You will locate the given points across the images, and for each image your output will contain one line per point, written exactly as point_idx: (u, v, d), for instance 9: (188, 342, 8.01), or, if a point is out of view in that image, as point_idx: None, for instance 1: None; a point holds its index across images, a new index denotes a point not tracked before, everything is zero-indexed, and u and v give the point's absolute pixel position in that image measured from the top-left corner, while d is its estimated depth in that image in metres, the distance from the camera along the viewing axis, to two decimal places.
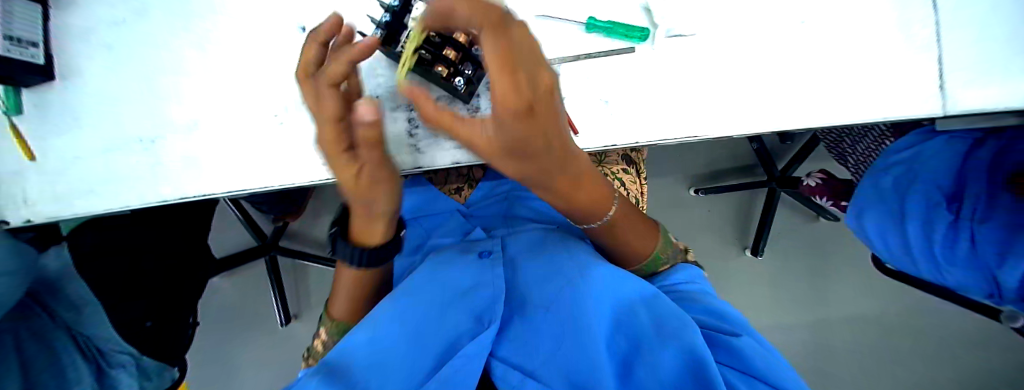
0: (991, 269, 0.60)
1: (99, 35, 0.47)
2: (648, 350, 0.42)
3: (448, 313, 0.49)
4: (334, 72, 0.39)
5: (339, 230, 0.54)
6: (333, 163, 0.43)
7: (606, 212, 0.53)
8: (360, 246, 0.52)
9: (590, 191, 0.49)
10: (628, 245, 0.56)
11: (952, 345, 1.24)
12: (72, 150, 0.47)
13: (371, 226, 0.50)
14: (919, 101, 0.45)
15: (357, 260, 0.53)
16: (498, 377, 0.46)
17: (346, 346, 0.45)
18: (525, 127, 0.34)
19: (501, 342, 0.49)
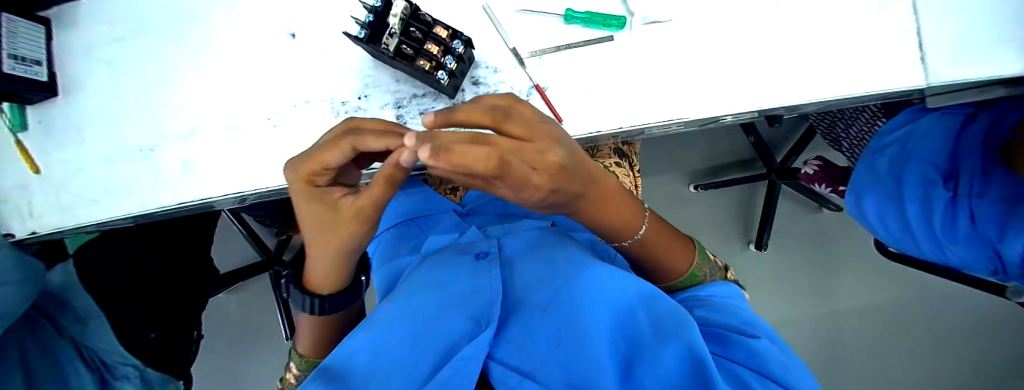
0: (993, 243, 0.60)
1: (99, 51, 0.49)
2: (650, 349, 0.41)
3: (445, 316, 0.48)
4: (340, 147, 0.34)
5: (291, 273, 0.51)
6: (314, 216, 0.39)
7: (637, 231, 0.52)
8: (314, 295, 0.49)
9: (619, 211, 0.49)
10: (660, 260, 0.55)
11: (969, 331, 1.21)
12: (75, 162, 0.49)
13: (331, 273, 0.46)
14: (899, 73, 0.45)
15: (312, 309, 0.50)
16: (495, 379, 0.43)
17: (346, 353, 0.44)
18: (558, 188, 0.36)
19: (497, 344, 0.47)
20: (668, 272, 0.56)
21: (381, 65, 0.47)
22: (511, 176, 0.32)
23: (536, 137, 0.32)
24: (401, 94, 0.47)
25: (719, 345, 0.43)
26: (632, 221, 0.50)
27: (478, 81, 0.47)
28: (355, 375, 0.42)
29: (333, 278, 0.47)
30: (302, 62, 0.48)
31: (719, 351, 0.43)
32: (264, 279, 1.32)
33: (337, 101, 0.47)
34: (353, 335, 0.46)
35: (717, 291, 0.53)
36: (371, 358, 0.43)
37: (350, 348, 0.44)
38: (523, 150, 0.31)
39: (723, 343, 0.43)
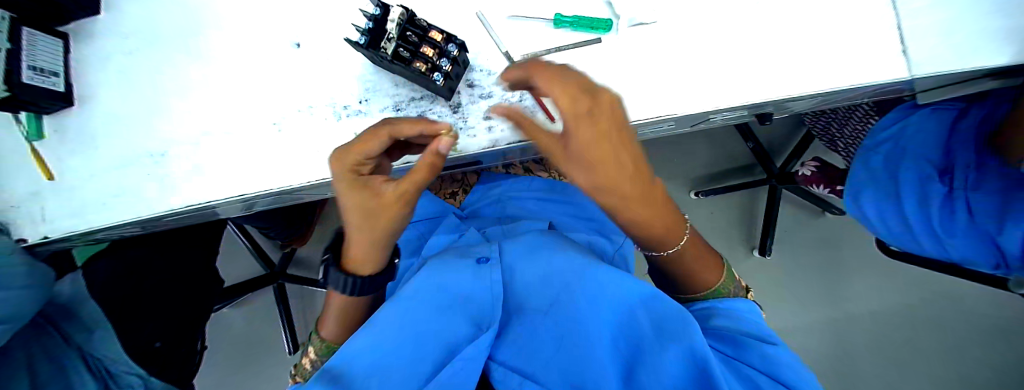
0: (992, 235, 0.60)
1: (114, 63, 0.51)
2: (652, 348, 0.39)
3: (447, 320, 0.46)
4: (381, 135, 0.40)
5: (332, 255, 0.54)
6: (356, 202, 0.43)
7: (680, 241, 0.50)
8: (353, 276, 0.52)
9: (663, 219, 0.46)
10: (688, 271, 0.53)
11: (982, 335, 1.19)
12: (88, 168, 0.51)
13: (370, 255, 0.49)
14: (880, 67, 0.46)
15: (346, 289, 0.52)
16: (496, 382, 0.42)
17: (351, 351, 0.41)
18: (606, 145, 0.36)
19: (499, 345, 0.46)
20: (695, 286, 0.53)
21: (381, 70, 0.49)
22: (577, 108, 0.34)
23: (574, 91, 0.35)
24: (400, 98, 0.49)
25: (730, 347, 0.43)
26: (675, 230, 0.49)
27: (473, 84, 0.50)
28: (356, 379, 0.39)
29: (373, 259, 0.50)
30: (305, 69, 0.50)
31: (731, 353, 0.42)
32: (268, 293, 1.33)
33: (338, 106, 0.49)
34: (356, 334, 0.43)
35: (739, 305, 0.49)
36: (372, 361, 0.40)
37: (353, 349, 0.42)
38: (574, 99, 0.34)
39: (734, 346, 0.43)
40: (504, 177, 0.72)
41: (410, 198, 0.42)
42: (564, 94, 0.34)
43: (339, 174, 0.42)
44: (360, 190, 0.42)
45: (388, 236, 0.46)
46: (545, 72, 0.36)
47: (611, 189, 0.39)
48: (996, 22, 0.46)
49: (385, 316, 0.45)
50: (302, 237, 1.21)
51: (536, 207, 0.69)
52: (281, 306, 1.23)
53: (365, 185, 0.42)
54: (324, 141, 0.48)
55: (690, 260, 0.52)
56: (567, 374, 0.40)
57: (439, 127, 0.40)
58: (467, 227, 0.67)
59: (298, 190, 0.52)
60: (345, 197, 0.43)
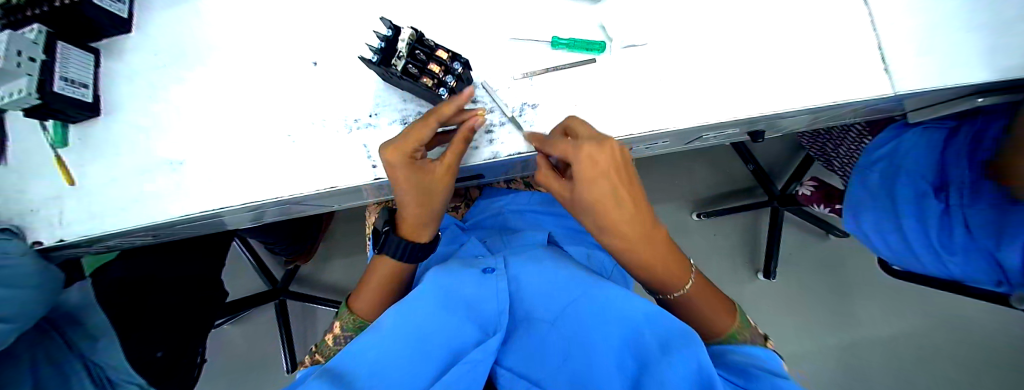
0: (992, 251, 0.59)
1: (142, 78, 0.55)
2: (656, 362, 0.36)
3: (451, 326, 0.44)
4: (432, 124, 0.45)
5: (392, 227, 0.59)
6: (413, 183, 0.48)
7: (684, 285, 0.53)
8: (412, 241, 0.58)
9: (656, 253, 0.50)
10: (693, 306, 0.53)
11: (998, 365, 1.15)
12: (108, 174, 0.53)
13: (424, 220, 0.56)
14: (863, 86, 0.48)
15: (403, 255, 0.58)
16: (501, 385, 0.44)
17: (351, 353, 0.41)
18: (627, 200, 0.45)
19: (506, 351, 0.45)
20: (708, 331, 0.52)
21: (390, 86, 0.52)
22: (593, 168, 0.42)
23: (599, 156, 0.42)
24: (407, 112, 0.51)
25: (741, 378, 0.39)
26: (675, 272, 0.52)
27: (476, 99, 0.52)
28: (357, 377, 0.39)
29: (425, 225, 0.57)
30: (319, 84, 0.53)
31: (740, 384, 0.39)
32: (269, 310, 1.33)
33: (349, 119, 0.52)
34: (361, 335, 0.43)
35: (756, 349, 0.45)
36: (372, 362, 0.40)
37: (352, 350, 0.41)
38: (595, 160, 0.42)
39: (745, 378, 0.39)
40: (504, 193, 0.74)
41: (455, 169, 0.50)
42: (587, 159, 0.42)
43: (396, 166, 0.46)
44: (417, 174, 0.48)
45: (438, 201, 0.53)
46: (565, 144, 0.43)
47: (619, 228, 0.47)
48: (970, 44, 0.48)
49: (385, 317, 0.44)
50: (306, 254, 1.21)
51: (537, 219, 0.70)
52: (281, 323, 1.22)
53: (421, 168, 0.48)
54: (334, 150, 0.51)
55: (698, 301, 0.53)
56: (575, 380, 0.39)
57: (474, 106, 0.47)
58: (465, 237, 0.67)
59: (307, 198, 0.54)
60: (401, 181, 0.48)
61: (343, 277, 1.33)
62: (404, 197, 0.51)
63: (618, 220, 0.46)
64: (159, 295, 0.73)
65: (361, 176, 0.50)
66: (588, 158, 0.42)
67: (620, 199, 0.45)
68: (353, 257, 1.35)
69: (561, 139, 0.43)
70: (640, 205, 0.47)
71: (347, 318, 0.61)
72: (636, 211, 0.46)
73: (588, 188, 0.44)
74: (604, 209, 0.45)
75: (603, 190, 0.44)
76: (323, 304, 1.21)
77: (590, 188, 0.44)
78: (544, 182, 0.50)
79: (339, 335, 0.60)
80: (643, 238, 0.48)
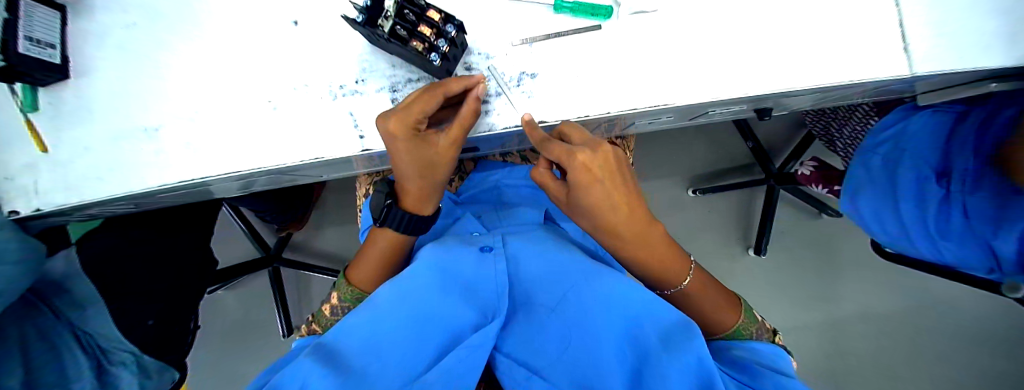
0: (988, 240, 0.58)
1: (112, 38, 0.51)
2: (657, 358, 0.37)
3: (449, 305, 0.43)
4: (437, 96, 0.43)
5: (394, 200, 0.54)
6: (415, 156, 0.46)
7: (680, 282, 0.52)
8: (415, 215, 0.54)
9: (655, 253, 0.50)
10: (691, 299, 0.53)
11: (974, 342, 1.20)
12: (82, 141, 0.51)
13: (426, 192, 0.53)
14: (880, 65, 0.46)
15: (401, 226, 0.54)
16: (501, 372, 0.43)
17: (344, 329, 0.41)
18: (625, 202, 0.45)
19: (505, 336, 0.45)
20: (709, 325, 0.52)
21: (379, 50, 0.49)
22: (590, 175, 0.42)
23: (594, 164, 0.42)
24: (397, 79, 0.48)
25: (744, 375, 0.42)
26: (672, 268, 0.51)
27: (471, 67, 0.49)
28: (351, 356, 0.39)
29: (427, 198, 0.54)
30: (303, 47, 0.49)
31: (744, 380, 0.41)
32: (263, 277, 1.33)
33: (334, 85, 0.49)
34: (351, 312, 0.42)
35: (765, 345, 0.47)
36: (364, 342, 0.40)
37: (345, 328, 0.41)
38: (590, 169, 0.42)
39: (748, 374, 0.42)
40: (499, 166, 0.72)
41: (460, 145, 0.48)
42: (583, 168, 0.42)
43: (398, 138, 0.44)
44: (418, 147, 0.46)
45: (439, 174, 0.51)
46: (560, 149, 0.42)
47: (613, 228, 0.46)
48: (992, 25, 0.46)
49: (380, 294, 0.43)
50: (299, 222, 1.20)
51: (535, 196, 0.68)
52: (276, 289, 1.23)
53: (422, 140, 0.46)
54: (320, 119, 0.48)
55: (697, 298, 0.53)
56: (576, 373, 0.40)
57: (480, 79, 0.45)
58: (460, 210, 0.66)
59: (295, 169, 0.51)
60: (402, 151, 0.46)
61: (337, 245, 1.33)
62: (404, 169, 0.49)
63: (612, 224, 0.46)
64: (150, 263, 0.72)
65: (348, 147, 0.48)
66: (583, 166, 0.41)
67: (617, 206, 0.44)
68: (346, 225, 1.34)
69: (558, 145, 0.42)
70: (635, 206, 0.46)
71: (344, 290, 0.60)
72: (630, 212, 0.46)
73: (582, 193, 0.44)
74: (598, 213, 0.45)
75: (598, 195, 0.43)
76: (318, 271, 1.21)
77: (585, 195, 0.43)
78: (541, 184, 0.49)
79: (338, 305, 0.60)
80: (639, 242, 0.48)
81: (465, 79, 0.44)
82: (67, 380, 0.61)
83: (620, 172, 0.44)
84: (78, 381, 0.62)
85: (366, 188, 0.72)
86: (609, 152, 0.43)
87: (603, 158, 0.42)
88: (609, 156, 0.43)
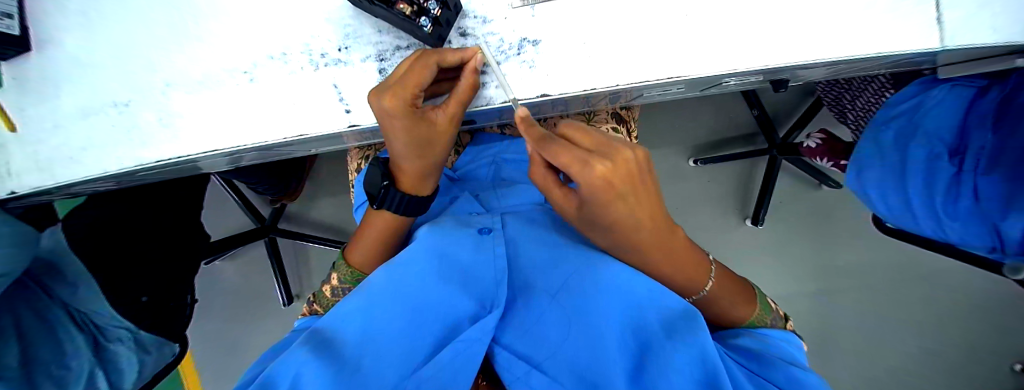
0: (994, 221, 0.57)
1: (74, 4, 0.46)
2: (660, 349, 0.37)
3: (444, 294, 0.42)
4: (430, 64, 0.39)
5: (391, 182, 0.51)
6: (413, 135, 0.43)
7: (702, 288, 0.48)
8: (412, 195, 0.52)
9: (683, 269, 0.46)
10: (714, 306, 0.49)
11: (962, 311, 1.22)
12: (51, 119, 0.47)
13: (428, 172, 0.50)
14: (910, 36, 0.43)
15: (398, 209, 0.52)
16: (501, 366, 0.43)
17: (339, 315, 0.40)
18: (649, 217, 0.41)
19: (504, 327, 0.44)
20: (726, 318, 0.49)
21: (363, 15, 0.44)
22: (607, 191, 0.37)
23: (613, 178, 0.36)
24: (383, 46, 0.44)
25: (754, 364, 0.41)
26: (692, 276, 0.47)
27: (466, 33, 0.45)
28: (346, 345, 0.38)
29: (424, 178, 0.51)
30: (279, 11, 0.45)
31: (755, 369, 0.41)
32: (259, 247, 1.32)
33: (315, 53, 0.45)
34: (346, 297, 0.41)
35: (774, 330, 0.47)
36: (362, 328, 0.39)
37: (341, 314, 0.40)
38: (608, 184, 0.36)
39: (760, 363, 0.41)
40: (497, 139, 0.68)
41: (459, 120, 0.45)
42: (600, 180, 0.36)
43: (394, 115, 0.41)
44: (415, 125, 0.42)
45: (437, 154, 0.48)
46: (570, 155, 0.36)
47: (635, 243, 0.43)
48: None
49: (374, 280, 0.42)
50: (293, 193, 1.18)
51: None
52: (273, 260, 1.22)
53: (417, 118, 0.42)
54: (303, 93, 0.45)
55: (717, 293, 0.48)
56: (577, 367, 0.40)
57: (474, 52, 0.41)
58: (458, 191, 0.63)
59: (279, 146, 0.48)
60: (401, 130, 0.42)
61: (332, 215, 1.31)
62: (400, 148, 0.46)
63: (636, 241, 0.42)
64: (139, 241, 0.70)
65: (333, 123, 0.45)
66: (600, 180, 0.36)
67: (640, 222, 0.41)
68: (341, 195, 1.31)
69: (567, 150, 0.37)
70: (660, 220, 0.42)
71: (343, 270, 0.59)
72: (655, 229, 0.42)
73: (604, 210, 0.39)
74: (621, 230, 0.41)
75: (622, 210, 0.39)
76: (314, 242, 1.20)
77: (603, 212, 0.39)
78: (543, 189, 0.43)
79: (338, 287, 0.59)
80: (662, 255, 0.44)
81: (456, 50, 0.40)
82: (64, 357, 0.62)
83: (643, 180, 0.39)
84: (75, 358, 0.63)
85: (358, 163, 0.69)
86: (628, 157, 0.37)
87: (622, 167, 0.37)
88: (627, 163, 0.37)
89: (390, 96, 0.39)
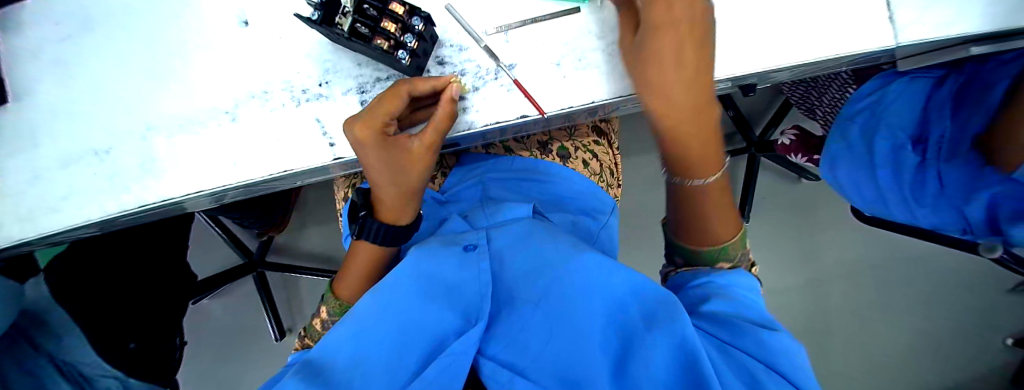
0: (958, 205, 0.63)
1: (50, 53, 0.46)
2: (642, 342, 0.39)
3: (430, 312, 0.43)
4: (402, 94, 0.41)
5: (367, 212, 0.52)
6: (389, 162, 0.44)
7: (705, 174, 0.50)
8: (393, 225, 0.52)
9: (704, 142, 0.48)
10: (706, 211, 0.51)
11: (947, 289, 1.26)
12: (29, 170, 0.46)
13: (408, 201, 0.50)
14: (865, 36, 0.46)
15: (380, 239, 0.52)
16: (485, 376, 0.41)
17: (330, 344, 0.41)
18: (693, 69, 0.42)
19: (490, 337, 0.43)
20: (707, 234, 0.52)
21: (340, 48, 0.45)
22: (665, 9, 0.40)
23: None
24: (364, 79, 0.45)
25: (725, 333, 0.41)
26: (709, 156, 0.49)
27: (444, 61, 0.46)
28: (336, 371, 0.39)
29: (405, 206, 0.51)
30: (257, 51, 0.46)
31: (726, 339, 0.40)
32: (248, 282, 1.30)
33: (296, 89, 0.45)
34: (336, 326, 0.42)
35: (736, 276, 0.48)
36: (353, 351, 0.40)
37: (331, 341, 0.41)
38: (671, 1, 0.40)
39: (731, 331, 0.41)
40: (484, 159, 0.69)
41: (438, 147, 0.46)
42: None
43: (366, 144, 0.42)
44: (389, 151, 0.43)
45: (417, 179, 0.48)
46: None
47: (663, 89, 0.43)
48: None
49: (364, 305, 0.44)
50: (279, 225, 1.16)
51: (523, 190, 0.66)
52: (263, 295, 1.20)
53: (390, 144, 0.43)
54: (287, 130, 0.45)
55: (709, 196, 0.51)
56: (560, 370, 0.39)
57: (448, 80, 0.42)
58: (447, 213, 0.63)
59: (262, 183, 0.48)
60: (377, 159, 0.44)
61: (322, 244, 1.30)
62: (378, 175, 0.46)
63: (670, 88, 0.43)
64: (142, 284, 0.71)
65: (318, 157, 0.45)
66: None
67: (680, 64, 0.42)
68: (329, 223, 1.30)
69: None
70: (696, 87, 0.43)
71: (332, 304, 0.59)
72: (691, 84, 0.43)
73: (654, 32, 0.41)
74: (659, 62, 0.42)
75: (670, 38, 0.41)
76: (304, 273, 1.18)
77: (651, 37, 0.41)
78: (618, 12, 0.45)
79: (327, 320, 0.59)
80: (681, 110, 0.45)
81: (429, 81, 0.42)
82: None
83: (702, 29, 0.41)
84: None
85: (344, 191, 0.69)
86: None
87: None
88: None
89: (361, 125, 0.41)
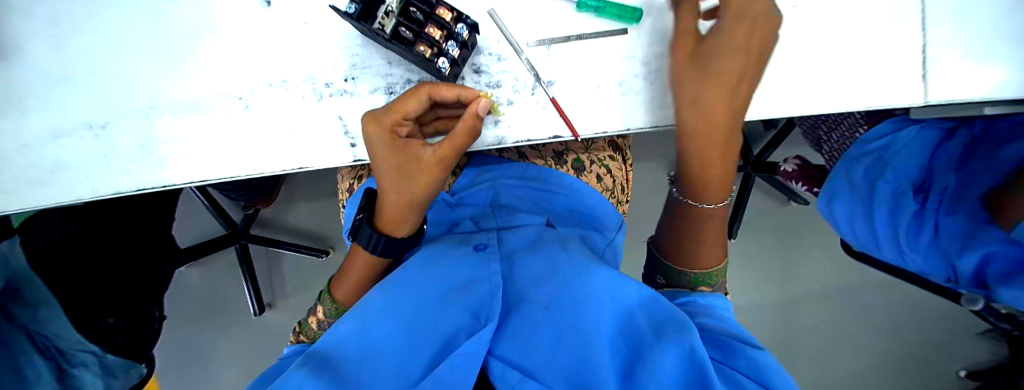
0: (951, 253, 0.64)
1: (43, 11, 0.42)
2: (649, 348, 0.39)
3: (439, 313, 0.42)
4: (420, 95, 0.39)
5: (366, 215, 0.50)
6: (398, 165, 0.42)
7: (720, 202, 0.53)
8: (387, 235, 0.49)
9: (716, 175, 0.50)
10: (698, 240, 0.53)
11: (912, 319, 1.33)
12: (13, 138, 0.42)
13: (405, 214, 0.47)
14: (898, 93, 0.47)
15: (375, 248, 0.50)
16: (495, 377, 0.40)
17: (333, 340, 0.40)
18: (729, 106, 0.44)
19: (500, 336, 0.42)
20: (694, 262, 0.54)
21: (373, 45, 0.43)
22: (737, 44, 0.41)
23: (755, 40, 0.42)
24: (393, 79, 0.43)
25: (719, 352, 0.41)
26: (717, 190, 0.51)
27: (480, 70, 0.45)
28: (344, 363, 0.38)
29: (408, 220, 0.48)
30: (279, 35, 0.42)
31: (718, 357, 0.41)
32: (229, 253, 1.26)
33: (319, 82, 0.43)
34: (344, 322, 0.42)
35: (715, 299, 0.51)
36: (362, 349, 0.39)
37: (339, 336, 0.41)
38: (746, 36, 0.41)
39: (723, 351, 0.41)
40: (495, 162, 0.67)
41: (451, 161, 0.42)
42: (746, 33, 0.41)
43: (376, 142, 0.41)
44: (397, 153, 0.41)
45: (423, 194, 0.45)
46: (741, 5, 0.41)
47: (705, 112, 0.44)
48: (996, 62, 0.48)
49: (369, 304, 0.43)
50: (269, 197, 1.12)
51: (535, 200, 0.65)
52: (245, 268, 1.17)
53: (400, 146, 0.41)
54: (305, 123, 0.42)
55: (708, 227, 0.53)
56: (567, 375, 0.38)
57: (475, 94, 0.40)
58: (456, 220, 0.61)
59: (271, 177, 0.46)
60: (382, 160, 0.42)
61: (310, 221, 1.26)
62: (384, 180, 0.44)
63: (708, 116, 0.44)
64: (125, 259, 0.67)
65: (338, 157, 0.43)
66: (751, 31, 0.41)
67: (732, 98, 0.43)
68: (320, 201, 1.26)
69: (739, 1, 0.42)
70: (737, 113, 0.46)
71: (328, 305, 0.58)
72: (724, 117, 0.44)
73: (719, 62, 0.42)
74: (715, 89, 0.43)
75: (734, 68, 0.42)
76: (289, 249, 1.16)
77: (718, 63, 0.42)
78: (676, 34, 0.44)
79: (322, 320, 0.58)
80: (717, 139, 0.46)
81: (458, 90, 0.40)
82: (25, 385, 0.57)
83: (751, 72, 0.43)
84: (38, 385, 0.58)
85: (348, 183, 0.65)
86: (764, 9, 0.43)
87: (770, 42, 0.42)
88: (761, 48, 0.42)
89: (372, 122, 0.40)
